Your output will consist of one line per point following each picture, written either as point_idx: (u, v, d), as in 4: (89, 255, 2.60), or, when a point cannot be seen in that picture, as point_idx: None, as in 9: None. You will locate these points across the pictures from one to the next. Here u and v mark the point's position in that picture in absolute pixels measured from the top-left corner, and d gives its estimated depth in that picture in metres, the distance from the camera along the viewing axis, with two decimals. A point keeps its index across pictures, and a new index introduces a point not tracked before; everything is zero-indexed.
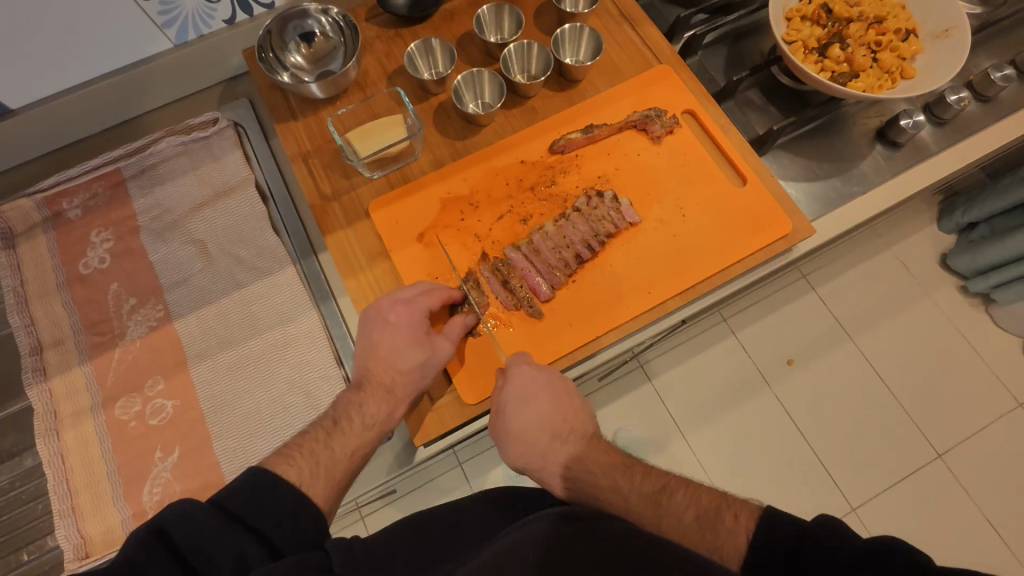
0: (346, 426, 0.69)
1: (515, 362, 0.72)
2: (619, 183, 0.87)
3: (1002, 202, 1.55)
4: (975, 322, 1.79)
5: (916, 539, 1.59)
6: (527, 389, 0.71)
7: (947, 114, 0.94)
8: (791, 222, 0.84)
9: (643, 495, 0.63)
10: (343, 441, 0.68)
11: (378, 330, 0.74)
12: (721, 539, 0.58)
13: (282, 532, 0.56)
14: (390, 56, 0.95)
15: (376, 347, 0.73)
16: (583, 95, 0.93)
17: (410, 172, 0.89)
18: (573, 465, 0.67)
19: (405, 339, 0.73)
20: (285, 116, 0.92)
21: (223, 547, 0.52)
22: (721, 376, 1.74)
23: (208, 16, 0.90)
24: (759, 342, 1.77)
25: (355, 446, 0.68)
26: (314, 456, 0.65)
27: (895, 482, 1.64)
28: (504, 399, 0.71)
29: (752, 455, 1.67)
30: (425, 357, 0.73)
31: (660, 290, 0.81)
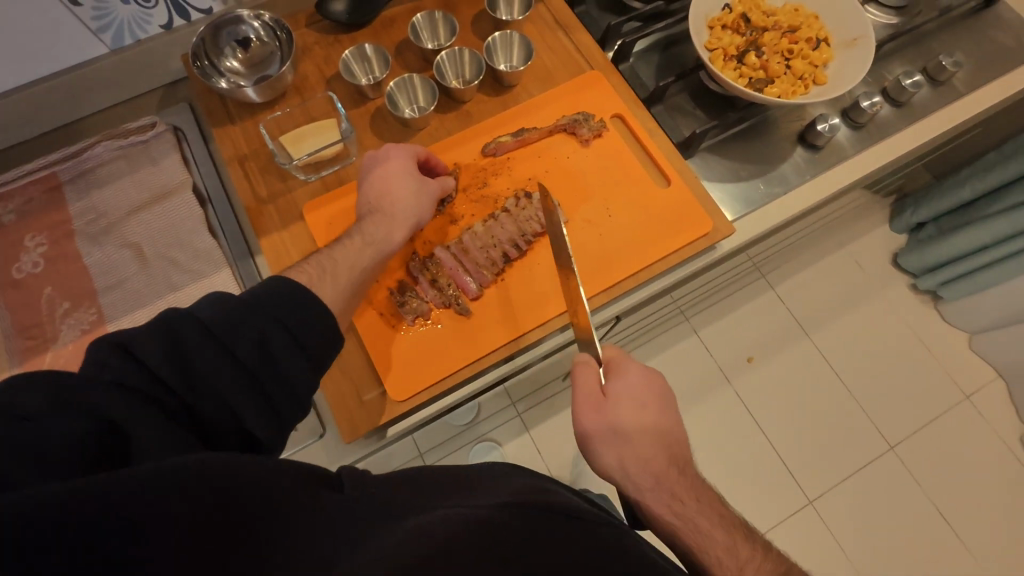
0: (348, 241, 0.75)
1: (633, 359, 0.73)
2: (549, 184, 0.89)
3: (946, 202, 1.65)
4: (922, 319, 1.86)
5: (868, 532, 1.65)
6: (641, 391, 0.70)
7: (863, 118, 0.98)
8: (711, 221, 0.88)
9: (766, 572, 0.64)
10: (345, 254, 0.74)
11: (382, 163, 0.81)
12: None
13: (309, 333, 0.60)
14: (328, 61, 0.98)
15: (349, 260, 0.73)
16: (516, 100, 0.96)
17: (346, 174, 0.91)
18: (683, 499, 0.67)
19: (399, 171, 0.80)
20: (222, 119, 0.94)
21: (249, 326, 0.55)
22: (678, 375, 1.78)
23: (143, 21, 0.92)
24: (716, 341, 1.81)
25: (358, 261, 0.74)
26: (321, 266, 0.71)
27: (848, 476, 1.69)
28: (617, 387, 0.70)
29: (710, 451, 1.71)
30: (418, 188, 0.81)
31: (586, 285, 0.84)
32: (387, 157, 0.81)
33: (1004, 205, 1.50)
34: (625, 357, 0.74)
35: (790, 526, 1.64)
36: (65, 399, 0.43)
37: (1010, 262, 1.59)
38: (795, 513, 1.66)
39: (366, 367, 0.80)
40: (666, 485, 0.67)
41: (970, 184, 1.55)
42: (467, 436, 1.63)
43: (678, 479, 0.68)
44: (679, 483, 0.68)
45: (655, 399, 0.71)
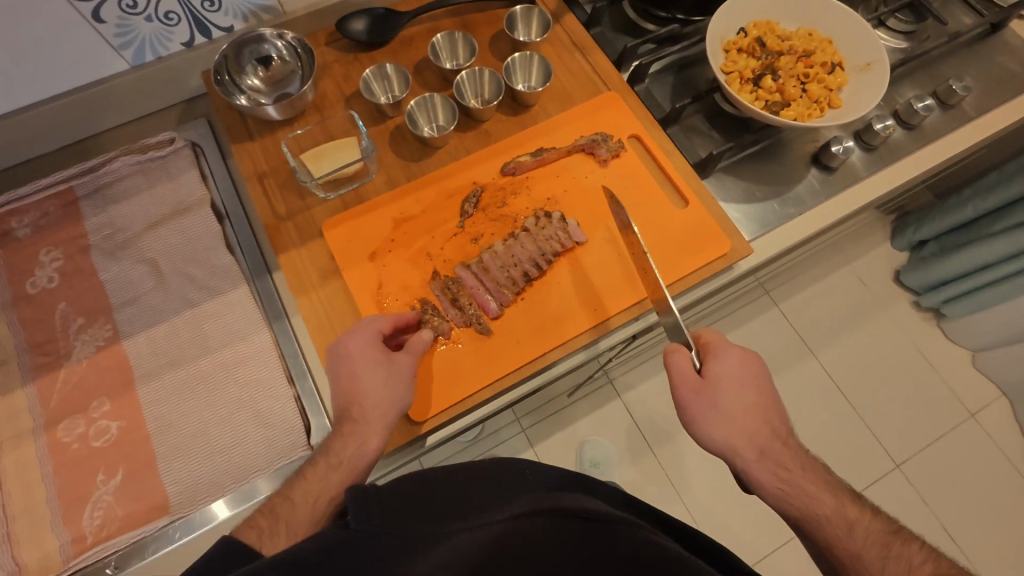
0: (309, 470, 0.66)
1: (731, 342, 0.76)
2: (567, 204, 0.90)
3: (948, 221, 1.66)
4: (928, 336, 1.87)
5: None
6: (739, 372, 0.73)
7: (875, 140, 1.00)
8: (729, 241, 0.88)
9: (874, 530, 0.66)
10: (303, 489, 0.65)
11: (349, 367, 0.72)
12: None
13: None
14: (348, 80, 0.98)
15: (311, 493, 0.64)
16: (534, 119, 0.97)
17: (365, 192, 0.91)
18: (789, 468, 0.70)
19: (369, 369, 0.71)
20: (241, 136, 0.94)
21: None
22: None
23: (165, 38, 0.93)
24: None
25: (319, 492, 0.65)
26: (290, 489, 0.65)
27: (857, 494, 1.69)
28: (717, 369, 0.73)
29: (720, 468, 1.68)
30: (388, 367, 0.73)
31: (607, 305, 0.84)
32: (348, 351, 0.73)
33: (1008, 223, 1.51)
34: (721, 342, 0.76)
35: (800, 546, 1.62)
36: None
37: (1015, 280, 1.59)
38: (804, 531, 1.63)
39: None
40: (771, 456, 0.70)
41: (972, 204, 1.56)
42: (476, 451, 1.62)
43: (779, 449, 0.71)
44: (785, 452, 0.71)
45: (752, 380, 0.74)
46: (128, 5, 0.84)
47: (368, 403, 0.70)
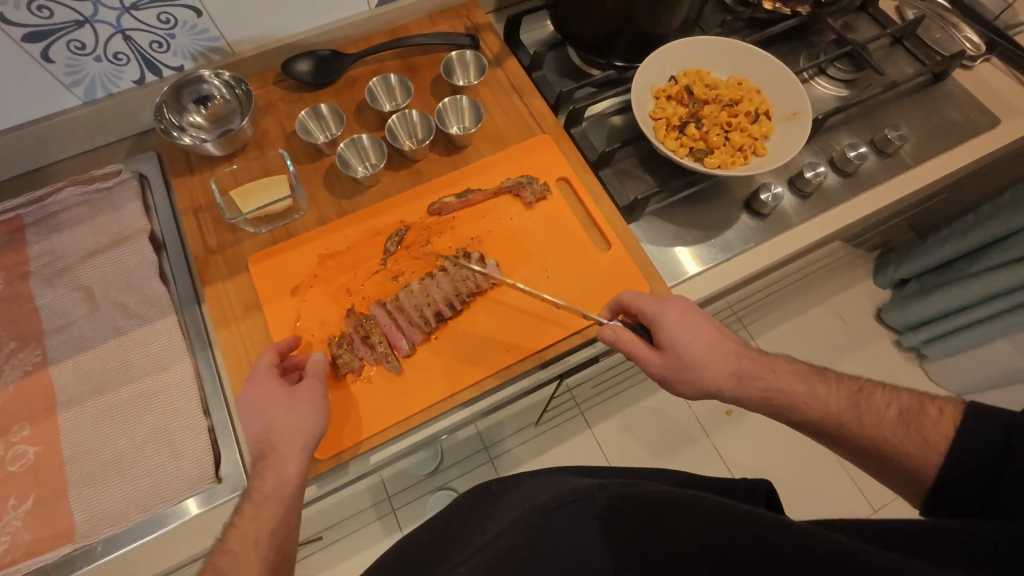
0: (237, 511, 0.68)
1: (659, 300, 0.78)
2: (490, 244, 0.91)
3: (929, 261, 1.62)
4: (905, 377, 1.84)
5: None
6: (685, 329, 0.76)
7: (808, 188, 1.00)
8: (649, 286, 0.89)
9: (843, 398, 0.72)
10: (241, 533, 0.65)
11: (251, 405, 0.74)
12: (927, 427, 0.65)
13: None
14: (290, 117, 1.02)
15: (248, 531, 0.65)
16: (467, 160, 0.99)
17: (294, 227, 0.93)
18: (762, 376, 0.75)
19: (271, 403, 0.73)
20: (183, 171, 0.98)
21: None
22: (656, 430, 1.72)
23: (116, 77, 0.98)
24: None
25: (255, 527, 0.66)
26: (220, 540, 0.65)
27: None
28: (666, 338, 0.76)
29: None
30: (292, 398, 0.74)
31: (519, 347, 0.84)
32: (248, 395, 0.74)
33: (988, 262, 1.47)
34: (654, 305, 0.78)
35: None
36: None
37: (997, 322, 1.54)
38: None
39: None
40: (746, 375, 0.75)
41: (950, 244, 1.54)
42: (436, 481, 1.60)
43: (747, 368, 0.75)
44: (749, 364, 0.75)
45: (697, 325, 0.77)
46: (76, 47, 0.90)
47: (269, 440, 0.71)
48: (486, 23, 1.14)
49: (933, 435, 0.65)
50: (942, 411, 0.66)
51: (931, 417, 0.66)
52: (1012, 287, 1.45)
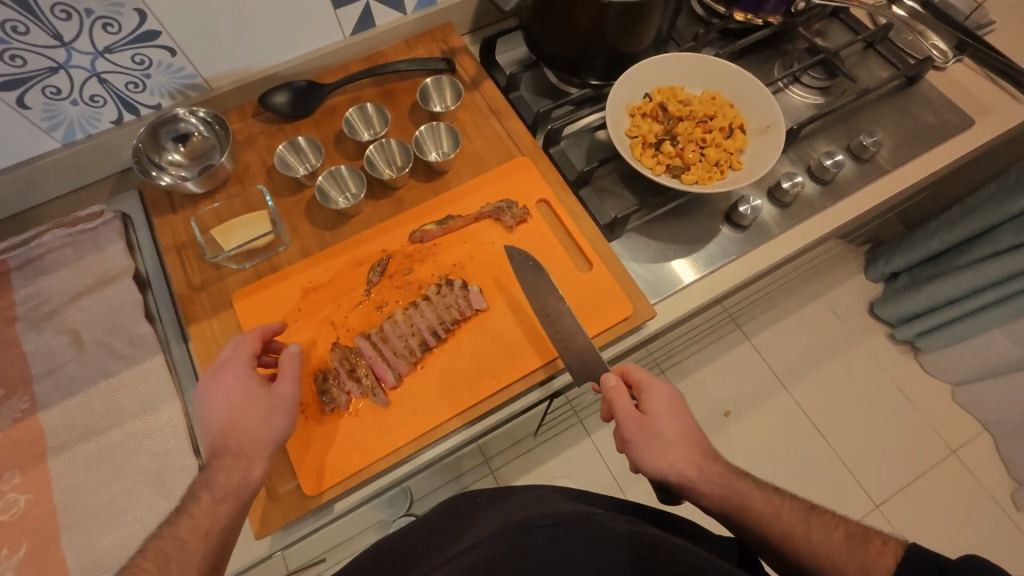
0: (193, 508, 0.68)
1: (656, 378, 0.80)
2: (471, 271, 0.91)
3: (918, 253, 1.65)
4: (900, 371, 1.84)
5: None
6: (670, 405, 0.77)
7: (786, 198, 1.01)
8: (632, 305, 0.90)
9: (793, 513, 0.69)
10: (192, 526, 0.66)
11: (220, 401, 0.74)
12: (872, 558, 0.62)
13: None
14: (270, 151, 1.03)
15: (201, 524, 0.67)
16: (446, 185, 0.99)
17: (278, 261, 0.94)
18: (723, 476, 0.73)
19: (243, 402, 0.73)
20: (165, 209, 0.99)
21: None
22: None
23: (94, 118, 0.98)
24: (691, 397, 1.80)
25: (208, 522, 0.67)
26: (163, 553, 0.64)
27: None
28: (652, 406, 0.76)
29: None
30: (268, 404, 0.74)
31: (504, 373, 0.84)
32: (220, 389, 0.74)
33: (979, 254, 1.47)
34: (649, 379, 0.79)
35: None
36: None
37: (993, 312, 1.53)
38: None
39: (284, 459, 0.80)
40: (711, 468, 0.73)
41: (938, 236, 1.56)
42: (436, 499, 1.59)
43: (710, 463, 0.74)
44: (716, 462, 0.74)
45: (681, 411, 0.78)
46: (52, 92, 0.91)
47: (240, 445, 0.71)
48: (462, 47, 1.14)
49: (874, 567, 0.62)
50: (886, 545, 0.64)
51: (875, 550, 0.63)
52: (1004, 278, 1.45)
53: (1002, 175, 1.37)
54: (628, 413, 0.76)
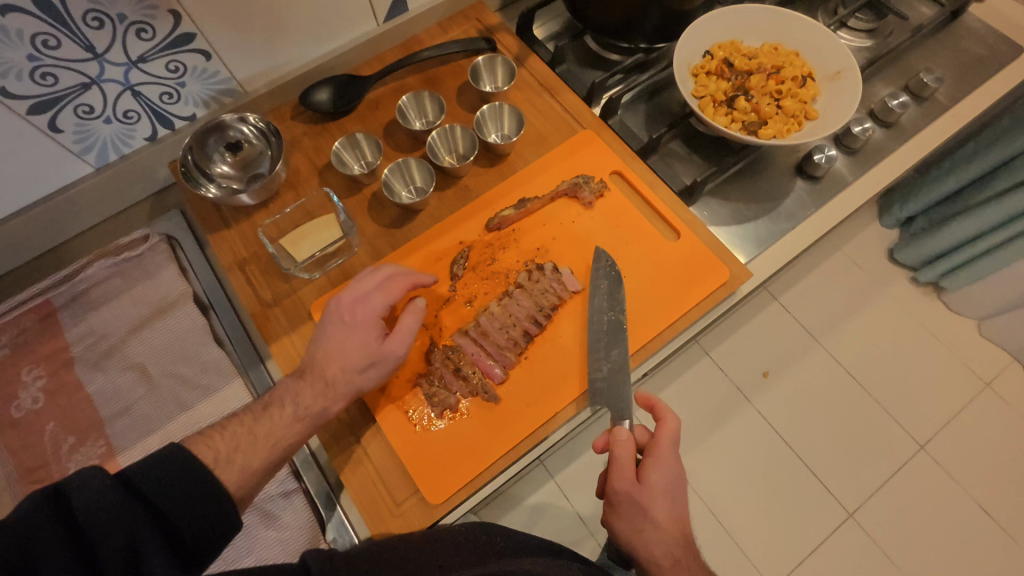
0: (275, 412, 0.67)
1: (675, 458, 0.72)
2: (558, 252, 0.88)
3: (935, 194, 1.63)
4: (930, 313, 1.85)
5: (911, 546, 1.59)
6: (669, 489, 0.70)
7: (856, 143, 0.99)
8: (728, 269, 0.86)
9: None
10: (269, 428, 0.66)
11: (342, 326, 0.74)
12: None
13: (188, 519, 0.52)
14: (319, 152, 0.97)
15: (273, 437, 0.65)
16: (512, 168, 0.95)
17: (351, 266, 0.88)
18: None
19: (359, 342, 0.73)
20: (217, 225, 0.92)
21: (114, 531, 0.47)
22: (693, 404, 1.72)
23: (127, 136, 0.91)
24: (729, 361, 1.77)
25: (280, 434, 0.66)
26: (235, 438, 0.62)
27: (882, 484, 1.65)
28: (653, 480, 0.70)
29: (751, 481, 1.65)
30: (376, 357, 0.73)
31: (612, 354, 0.81)
32: (352, 314, 0.74)
33: (981, 197, 1.53)
34: (669, 453, 0.71)
35: (836, 542, 1.59)
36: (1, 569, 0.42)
37: (1014, 245, 1.56)
38: (839, 527, 1.60)
39: (400, 472, 0.76)
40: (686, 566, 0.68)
41: (954, 176, 1.55)
42: None
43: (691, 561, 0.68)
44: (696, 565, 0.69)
45: (679, 500, 0.71)
46: (84, 111, 0.83)
47: (328, 376, 0.71)
48: (500, 23, 1.09)
49: None
50: None
51: None
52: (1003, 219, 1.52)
53: (1012, 110, 1.39)
54: (629, 476, 0.70)
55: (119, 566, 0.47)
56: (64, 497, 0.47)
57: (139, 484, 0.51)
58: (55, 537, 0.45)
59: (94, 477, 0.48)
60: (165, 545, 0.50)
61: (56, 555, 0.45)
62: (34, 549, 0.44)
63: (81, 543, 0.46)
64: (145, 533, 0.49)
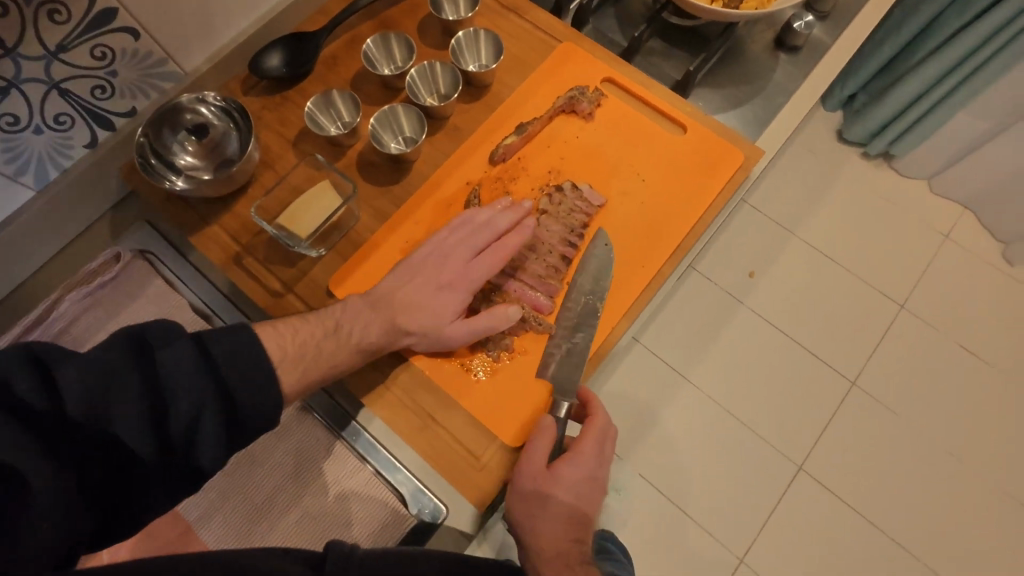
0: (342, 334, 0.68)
1: (601, 442, 0.71)
2: (571, 170, 0.84)
3: (874, 64, 1.64)
4: (884, 182, 1.78)
5: (928, 410, 1.51)
6: (591, 474, 0.68)
7: (827, 6, 0.99)
8: (740, 151, 0.85)
9: None
10: (332, 346, 0.66)
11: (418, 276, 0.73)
12: None
13: (255, 396, 0.52)
14: (286, 123, 0.88)
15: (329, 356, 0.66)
16: (498, 98, 0.89)
17: (358, 235, 0.82)
18: None
19: (435, 288, 0.73)
20: (196, 223, 0.83)
21: (182, 394, 0.49)
22: (685, 322, 1.58)
23: (64, 145, 0.78)
24: (709, 266, 1.63)
25: (343, 358, 0.67)
26: (304, 346, 0.64)
27: (875, 351, 1.57)
28: (569, 470, 0.67)
29: (761, 387, 1.52)
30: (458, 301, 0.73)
31: (651, 258, 0.79)
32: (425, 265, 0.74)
33: (932, 44, 1.49)
34: (592, 439, 0.70)
35: (842, 421, 1.49)
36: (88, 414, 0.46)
37: (955, 98, 1.54)
38: (846, 399, 1.52)
39: (473, 426, 0.73)
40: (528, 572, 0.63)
41: (890, 42, 1.57)
42: None
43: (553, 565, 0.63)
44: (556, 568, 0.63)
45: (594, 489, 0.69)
46: (8, 123, 0.71)
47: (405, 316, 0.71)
48: None
49: None
50: None
51: None
52: (956, 62, 1.47)
53: None
54: (539, 469, 0.67)
55: (179, 428, 0.50)
56: (148, 344, 0.50)
57: (212, 346, 0.51)
58: (134, 387, 0.48)
59: (172, 332, 0.51)
60: (225, 420, 0.52)
61: (132, 403, 0.48)
62: (112, 385, 0.47)
63: (154, 397, 0.49)
64: (208, 405, 0.51)
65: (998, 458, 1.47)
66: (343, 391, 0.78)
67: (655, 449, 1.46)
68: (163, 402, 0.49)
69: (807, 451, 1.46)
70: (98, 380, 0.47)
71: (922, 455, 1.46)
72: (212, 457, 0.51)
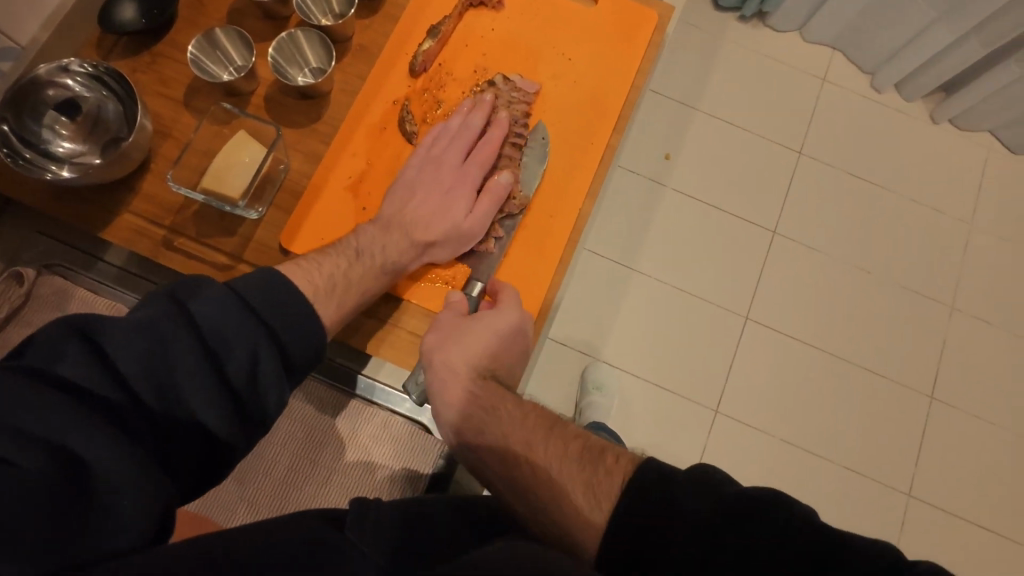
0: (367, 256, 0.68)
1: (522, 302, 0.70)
2: (496, 64, 0.81)
3: None
4: (763, 42, 1.78)
5: (839, 242, 1.64)
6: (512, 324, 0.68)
7: None
8: (653, 11, 0.86)
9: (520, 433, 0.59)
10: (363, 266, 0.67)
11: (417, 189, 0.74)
12: (597, 480, 0.53)
13: (296, 334, 0.58)
14: (168, 82, 0.77)
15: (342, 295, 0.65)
16: (399, 5, 0.82)
17: (294, 183, 0.76)
18: (477, 401, 0.62)
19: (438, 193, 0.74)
20: (104, 218, 0.73)
21: (237, 339, 0.54)
22: (620, 218, 1.62)
23: None
24: (626, 161, 1.66)
25: (367, 281, 0.67)
26: (333, 275, 0.65)
27: (784, 203, 1.66)
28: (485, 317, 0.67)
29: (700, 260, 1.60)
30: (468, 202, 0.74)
31: (598, 135, 0.80)
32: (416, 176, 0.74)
33: None
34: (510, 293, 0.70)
35: (772, 270, 1.60)
36: (153, 375, 0.49)
37: None
38: (770, 247, 1.62)
39: None
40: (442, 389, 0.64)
41: None
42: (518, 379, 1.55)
43: (471, 386, 0.64)
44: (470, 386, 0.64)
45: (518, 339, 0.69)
46: None
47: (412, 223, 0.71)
48: None
49: (599, 485, 0.53)
50: (616, 464, 0.55)
51: (604, 465, 0.55)
52: None
53: None
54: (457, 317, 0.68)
55: (241, 371, 0.53)
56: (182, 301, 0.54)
57: (242, 293, 0.56)
58: (189, 343, 0.52)
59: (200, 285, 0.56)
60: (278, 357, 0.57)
61: (186, 355, 0.51)
62: (168, 345, 0.51)
63: (208, 351, 0.52)
64: (262, 348, 0.55)
65: (899, 267, 1.62)
66: (339, 350, 0.75)
67: (618, 346, 1.53)
68: (215, 349, 0.53)
69: (748, 303, 1.58)
70: (147, 345, 0.50)
71: (840, 287, 1.60)
72: (275, 397, 0.56)
